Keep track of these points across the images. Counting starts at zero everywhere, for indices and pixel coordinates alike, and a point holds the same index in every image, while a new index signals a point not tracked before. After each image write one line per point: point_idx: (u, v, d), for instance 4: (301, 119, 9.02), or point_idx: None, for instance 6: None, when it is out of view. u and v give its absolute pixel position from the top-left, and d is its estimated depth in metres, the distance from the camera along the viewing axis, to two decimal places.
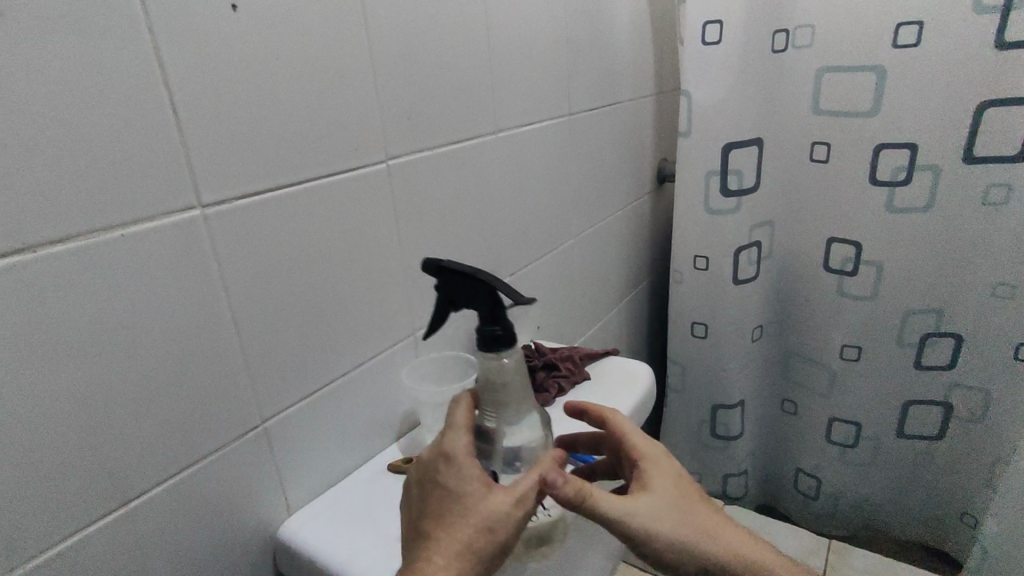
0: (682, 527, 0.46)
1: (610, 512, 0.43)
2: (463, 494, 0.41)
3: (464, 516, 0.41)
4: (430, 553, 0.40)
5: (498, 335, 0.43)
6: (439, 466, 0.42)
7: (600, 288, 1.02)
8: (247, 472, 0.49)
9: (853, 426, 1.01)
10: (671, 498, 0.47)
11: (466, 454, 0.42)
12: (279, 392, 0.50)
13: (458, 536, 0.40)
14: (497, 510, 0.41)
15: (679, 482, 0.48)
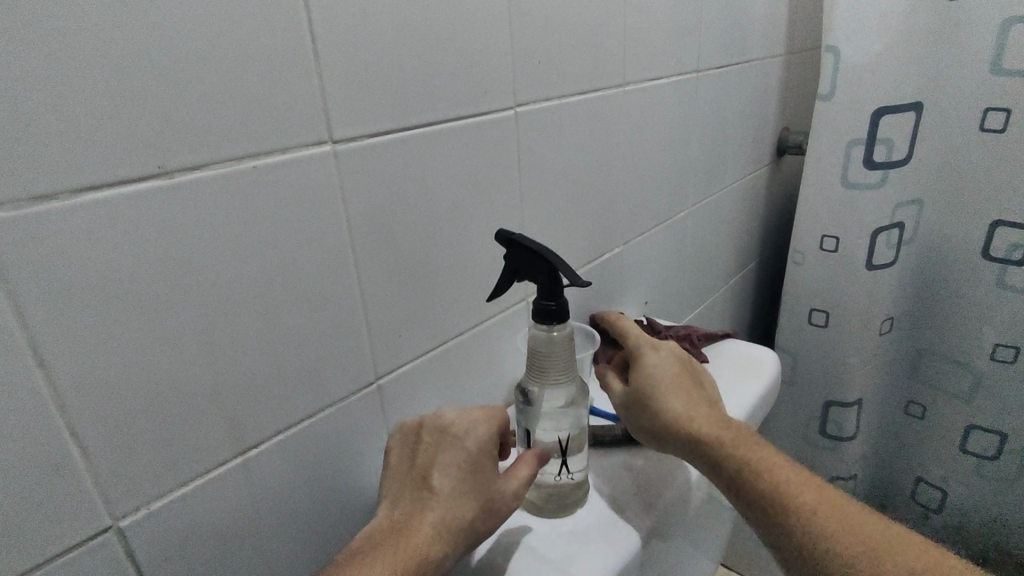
0: (674, 407, 0.50)
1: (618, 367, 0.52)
2: (469, 465, 0.42)
3: (467, 487, 0.41)
4: (423, 515, 0.39)
5: (552, 309, 0.41)
6: (461, 432, 0.43)
7: (710, 267, 0.94)
8: (358, 430, 0.47)
9: (996, 437, 0.89)
10: (677, 382, 0.52)
11: (488, 429, 0.44)
12: (396, 349, 0.47)
13: (461, 499, 0.40)
14: (501, 494, 0.41)
15: (692, 379, 0.53)
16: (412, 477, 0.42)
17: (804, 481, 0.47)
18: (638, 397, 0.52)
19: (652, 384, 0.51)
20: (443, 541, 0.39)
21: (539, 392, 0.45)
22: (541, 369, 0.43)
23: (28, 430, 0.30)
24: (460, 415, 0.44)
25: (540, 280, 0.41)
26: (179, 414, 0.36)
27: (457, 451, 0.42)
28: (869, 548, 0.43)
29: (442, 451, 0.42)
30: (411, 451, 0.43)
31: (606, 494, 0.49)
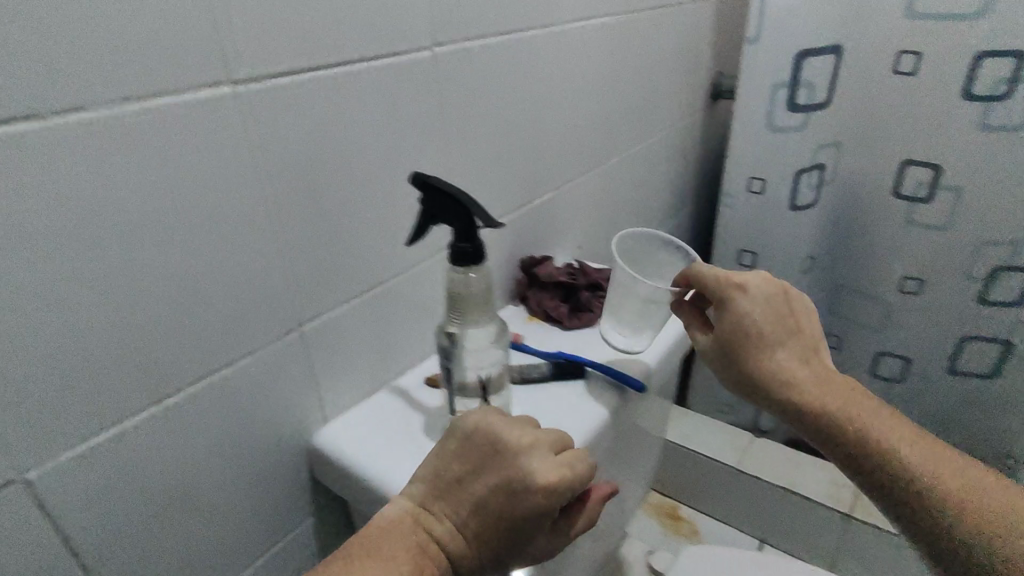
0: (769, 355, 0.53)
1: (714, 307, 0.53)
2: (510, 521, 0.39)
3: (494, 535, 0.40)
4: (443, 544, 0.40)
5: (467, 252, 0.42)
6: (524, 488, 0.39)
7: (644, 211, 0.96)
8: (284, 376, 0.47)
9: (901, 361, 0.97)
10: (771, 332, 0.53)
11: (548, 498, 0.39)
12: (316, 296, 0.48)
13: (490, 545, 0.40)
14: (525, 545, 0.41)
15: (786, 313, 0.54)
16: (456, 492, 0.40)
17: (885, 419, 0.52)
18: (728, 344, 0.53)
19: (745, 329, 0.52)
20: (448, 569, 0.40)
21: (460, 332, 0.46)
22: (463, 313, 0.45)
23: None
24: (531, 471, 0.39)
25: (455, 223, 0.42)
26: (83, 366, 0.35)
27: (504, 503, 0.39)
28: (941, 479, 0.49)
29: (493, 496, 0.39)
30: (467, 461, 0.41)
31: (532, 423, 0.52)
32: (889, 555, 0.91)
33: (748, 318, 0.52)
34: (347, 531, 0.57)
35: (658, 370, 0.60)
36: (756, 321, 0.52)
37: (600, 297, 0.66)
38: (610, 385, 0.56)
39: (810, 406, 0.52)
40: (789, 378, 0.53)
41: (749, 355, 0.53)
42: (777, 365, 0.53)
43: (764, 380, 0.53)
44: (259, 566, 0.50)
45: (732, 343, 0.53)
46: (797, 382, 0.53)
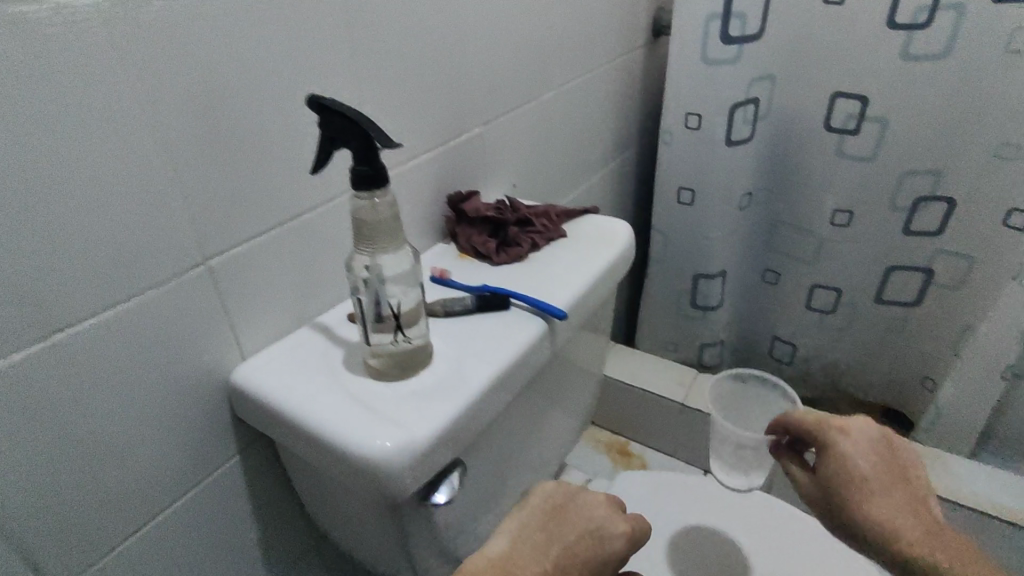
0: (860, 502, 0.53)
1: (850, 450, 0.54)
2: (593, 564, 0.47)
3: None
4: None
5: (368, 175, 0.41)
6: (608, 535, 0.48)
7: (583, 151, 0.95)
8: (189, 313, 0.46)
9: (834, 292, 1.01)
10: (877, 481, 0.54)
11: (629, 543, 0.49)
12: (219, 229, 0.46)
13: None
14: None
15: (885, 461, 0.55)
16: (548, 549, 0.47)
17: (962, 553, 0.52)
18: (840, 496, 0.54)
19: (857, 472, 0.54)
20: None
21: (373, 259, 0.45)
22: (367, 238, 0.44)
23: None
24: (610, 518, 0.49)
25: (353, 144, 0.41)
26: None
27: (589, 549, 0.47)
28: None
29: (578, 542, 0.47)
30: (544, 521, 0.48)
31: (451, 355, 0.51)
32: None
33: (849, 463, 0.54)
34: (275, 471, 0.57)
35: (584, 301, 0.60)
36: (855, 468, 0.54)
37: (527, 231, 0.67)
38: (533, 316, 0.56)
39: (897, 543, 0.52)
40: (887, 524, 0.52)
41: (860, 512, 0.53)
42: (873, 514, 0.53)
43: (873, 536, 0.52)
44: (180, 505, 0.50)
45: (831, 504, 0.55)
46: (897, 530, 0.52)
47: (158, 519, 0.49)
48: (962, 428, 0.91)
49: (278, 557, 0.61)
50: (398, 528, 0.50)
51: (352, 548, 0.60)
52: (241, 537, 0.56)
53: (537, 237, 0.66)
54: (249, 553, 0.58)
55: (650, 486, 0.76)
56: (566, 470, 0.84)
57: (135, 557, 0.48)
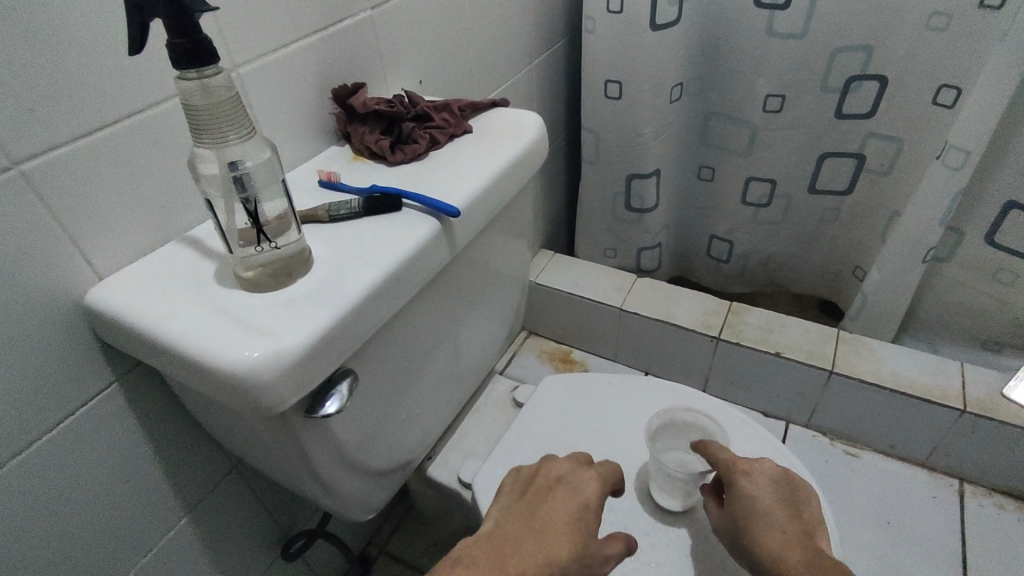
0: (757, 532, 0.51)
1: (750, 487, 0.54)
2: (568, 503, 0.49)
3: (570, 520, 0.48)
4: (525, 536, 0.46)
5: (194, 51, 0.36)
6: (581, 484, 0.51)
7: (502, 43, 0.87)
8: (7, 228, 0.40)
9: (768, 184, 0.98)
10: (777, 516, 0.52)
11: (603, 486, 0.52)
12: (31, 128, 0.39)
13: (566, 552, 0.45)
14: (585, 517, 0.49)
15: (790, 504, 0.54)
16: (526, 514, 0.49)
17: None
18: (740, 529, 0.53)
19: (755, 506, 0.53)
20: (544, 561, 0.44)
21: (221, 151, 0.40)
22: (208, 129, 0.39)
23: None
24: (572, 466, 0.53)
25: (163, 11, 0.34)
26: None
27: (564, 495, 0.50)
28: None
29: (555, 494, 0.50)
30: (520, 492, 0.51)
31: (332, 260, 0.47)
32: (758, 371, 0.94)
33: (750, 498, 0.53)
34: (165, 397, 0.54)
35: (487, 198, 0.56)
36: (756, 502, 0.53)
37: (425, 127, 0.61)
38: (425, 215, 0.52)
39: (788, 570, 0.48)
40: (781, 554, 0.50)
41: (754, 542, 0.51)
42: (764, 542, 0.51)
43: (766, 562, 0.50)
44: (50, 439, 0.47)
45: (735, 536, 0.53)
46: (788, 560, 0.49)
47: (26, 454, 0.45)
48: (886, 313, 0.93)
49: (190, 483, 0.59)
50: (291, 441, 0.48)
51: (264, 469, 0.58)
52: (138, 466, 0.54)
53: (436, 132, 0.61)
54: (151, 481, 0.56)
55: (576, 388, 0.75)
56: (497, 380, 0.83)
57: (3, 495, 0.45)
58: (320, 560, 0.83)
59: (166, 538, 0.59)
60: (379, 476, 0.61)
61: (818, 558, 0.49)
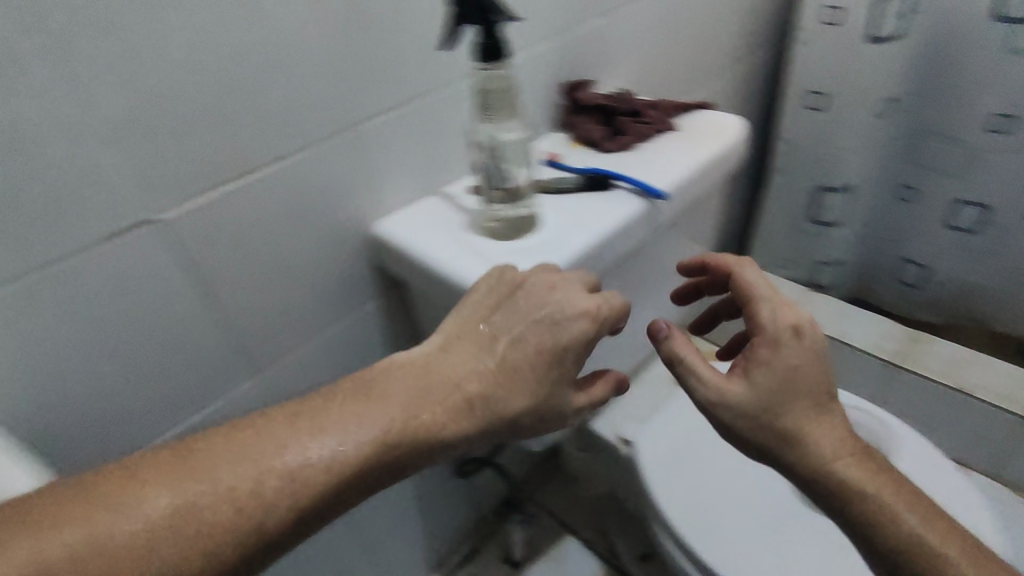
0: (790, 415, 0.46)
1: (791, 358, 0.46)
2: (522, 335, 0.46)
3: (525, 362, 0.45)
4: (456, 373, 0.44)
5: (493, 49, 0.47)
6: (561, 322, 0.46)
7: (711, 49, 0.92)
8: (342, 173, 0.54)
9: (978, 208, 0.92)
10: (812, 395, 0.46)
11: (595, 325, 0.47)
12: (370, 99, 0.53)
13: (513, 399, 0.45)
14: (542, 349, 0.45)
15: (829, 378, 0.47)
16: (485, 342, 0.46)
17: (891, 484, 0.46)
18: (767, 407, 0.46)
19: (790, 383, 0.46)
20: (459, 396, 0.44)
21: (496, 125, 0.51)
22: (493, 108, 0.50)
23: (92, 141, 0.40)
24: (536, 283, 0.47)
25: (483, 21, 0.46)
26: (186, 141, 0.44)
27: (516, 326, 0.46)
28: (934, 546, 0.43)
29: (529, 334, 0.46)
30: (491, 309, 0.47)
31: (558, 223, 0.57)
32: (939, 406, 0.89)
33: (787, 370, 0.46)
34: (404, 318, 0.68)
35: (687, 187, 0.63)
36: (795, 377, 0.46)
37: (636, 121, 0.69)
38: (635, 197, 0.60)
39: (816, 461, 0.46)
40: (812, 442, 0.46)
41: (781, 424, 0.46)
42: (795, 425, 0.46)
43: (790, 444, 0.46)
44: (333, 333, 0.62)
45: (767, 410, 0.46)
46: (820, 452, 0.46)
47: (318, 340, 0.61)
48: None
49: None
50: None
51: None
52: None
53: (646, 128, 0.68)
54: None
55: None
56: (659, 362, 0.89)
57: (301, 366, 0.61)
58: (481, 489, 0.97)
59: None
60: None
61: (845, 449, 0.46)
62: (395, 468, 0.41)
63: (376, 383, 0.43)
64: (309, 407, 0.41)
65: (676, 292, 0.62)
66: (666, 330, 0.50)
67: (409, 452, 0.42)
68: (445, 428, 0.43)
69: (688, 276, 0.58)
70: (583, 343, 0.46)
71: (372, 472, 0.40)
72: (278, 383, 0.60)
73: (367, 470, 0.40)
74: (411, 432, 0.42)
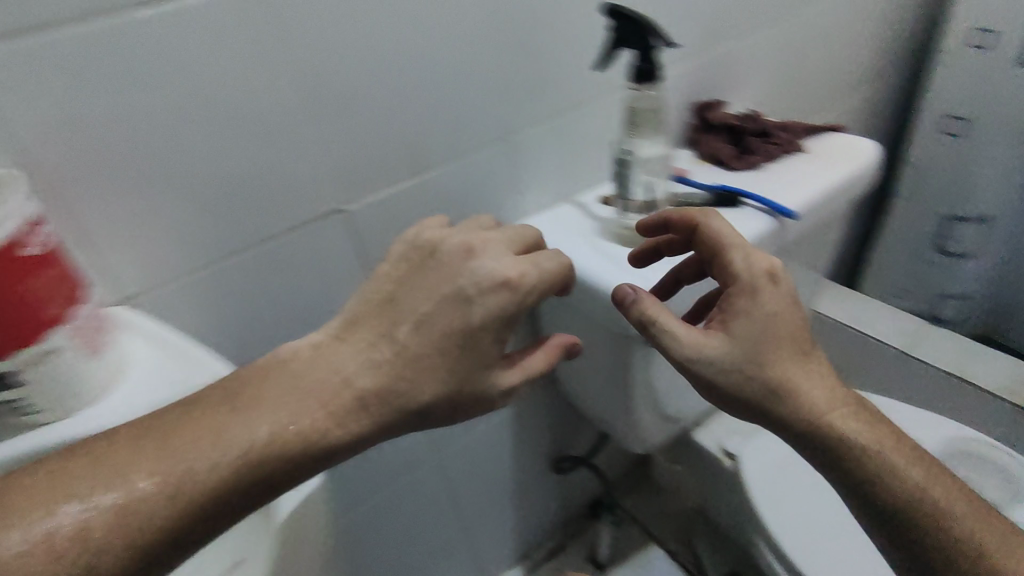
0: (773, 364, 0.46)
1: (767, 308, 0.46)
2: (434, 310, 0.40)
3: (440, 341, 0.40)
4: (355, 361, 0.40)
5: (645, 71, 0.51)
6: (480, 295, 0.40)
7: (842, 72, 0.91)
8: (492, 177, 0.59)
9: None
10: (791, 343, 0.46)
11: (552, 285, 0.42)
12: (526, 111, 0.58)
13: (430, 383, 0.40)
14: (459, 329, 0.40)
15: (805, 326, 0.47)
16: (387, 323, 0.40)
17: (869, 424, 0.48)
18: (751, 358, 0.46)
19: (769, 333, 0.46)
20: (365, 382, 0.39)
21: (641, 139, 0.55)
22: (638, 124, 0.54)
23: (311, 140, 0.48)
24: (467, 248, 0.42)
25: (641, 47, 0.50)
26: (378, 142, 0.51)
27: (431, 305, 0.40)
28: (914, 479, 0.47)
29: (440, 313, 0.40)
30: (398, 280, 0.42)
31: None
32: None
33: (765, 321, 0.46)
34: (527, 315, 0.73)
35: (816, 208, 0.64)
36: (773, 327, 0.46)
37: (765, 142, 0.71)
38: (763, 214, 0.62)
39: (805, 409, 0.46)
40: (799, 390, 0.46)
41: (765, 375, 0.46)
42: (779, 374, 0.46)
43: (778, 395, 0.46)
44: None
45: (751, 362, 0.46)
46: (808, 400, 0.47)
47: None
48: None
49: None
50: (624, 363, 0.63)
51: (578, 389, 0.75)
52: None
53: (774, 149, 0.70)
54: None
55: None
56: None
57: None
58: (573, 487, 1.01)
59: (494, 421, 0.79)
60: (662, 421, 0.73)
61: (823, 393, 0.47)
62: (290, 471, 0.37)
63: (261, 382, 0.38)
64: (174, 420, 0.35)
65: (636, 255, 0.56)
66: (635, 295, 0.47)
67: (308, 448, 0.37)
68: (334, 427, 0.38)
69: (648, 237, 0.55)
70: (501, 313, 0.40)
71: (264, 478, 0.36)
72: None
73: (259, 475, 0.36)
74: (288, 443, 0.37)
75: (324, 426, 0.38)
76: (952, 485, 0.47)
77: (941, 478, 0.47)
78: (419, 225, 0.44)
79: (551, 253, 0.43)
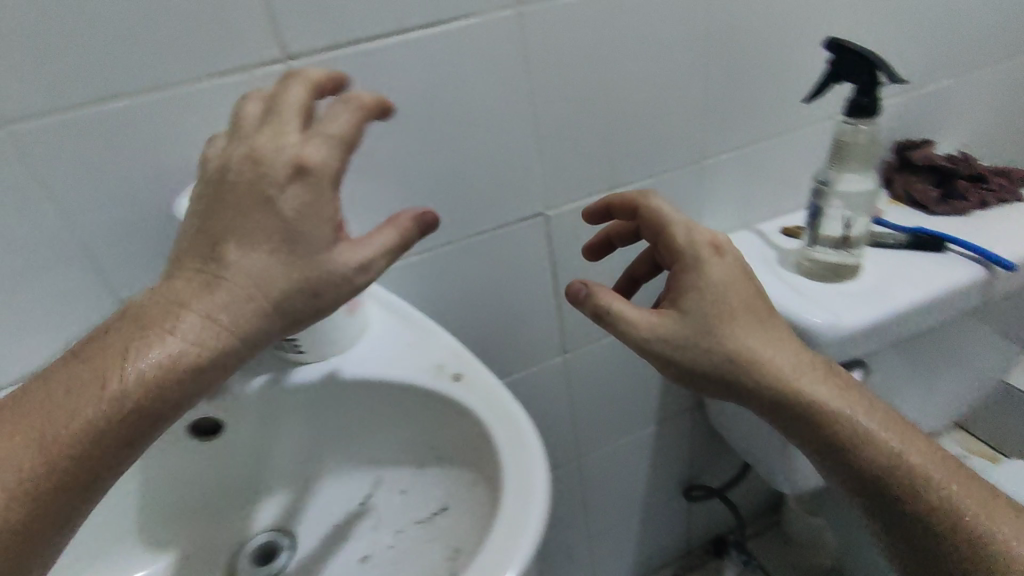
0: (733, 331, 0.40)
1: (714, 271, 0.41)
2: (255, 208, 0.31)
3: (268, 237, 0.31)
4: (213, 268, 0.31)
5: (864, 105, 0.50)
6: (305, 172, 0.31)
7: None
8: (681, 198, 0.61)
9: None
10: (744, 309, 0.41)
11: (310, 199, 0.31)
12: (723, 136, 0.59)
13: (287, 272, 0.31)
14: (294, 212, 0.31)
15: (760, 289, 0.42)
16: (208, 247, 0.31)
17: (851, 399, 0.41)
18: (707, 325, 0.40)
19: (723, 298, 0.40)
20: (218, 295, 0.31)
21: (844, 173, 0.54)
22: (845, 157, 0.53)
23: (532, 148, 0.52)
24: (274, 146, 0.31)
25: (863, 81, 0.50)
26: (588, 156, 0.55)
27: (267, 192, 0.31)
28: (910, 464, 0.40)
29: (258, 221, 0.31)
30: (212, 202, 0.32)
31: (881, 274, 0.58)
32: None
33: (719, 288, 0.40)
34: None
35: None
36: (725, 292, 0.40)
37: (977, 186, 0.66)
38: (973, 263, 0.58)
39: (776, 384, 0.40)
40: (769, 362, 0.40)
41: (725, 346, 0.40)
42: (737, 341, 0.40)
43: (742, 369, 0.40)
44: None
45: (707, 332, 0.40)
46: (782, 373, 0.40)
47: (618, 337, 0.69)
48: None
49: (668, 402, 0.79)
50: None
51: (732, 416, 0.74)
52: (653, 375, 0.76)
53: (988, 194, 0.65)
54: (652, 388, 0.77)
55: None
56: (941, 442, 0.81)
57: (599, 356, 0.70)
58: (701, 516, 0.98)
59: (638, 434, 0.80)
60: None
61: (792, 360, 0.41)
62: (150, 422, 0.30)
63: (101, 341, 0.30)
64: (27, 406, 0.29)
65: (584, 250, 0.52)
66: (588, 288, 0.42)
67: (160, 397, 0.30)
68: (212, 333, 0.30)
69: (597, 224, 0.50)
70: (313, 199, 0.31)
71: (126, 437, 0.29)
72: (578, 366, 0.69)
73: (97, 443, 0.29)
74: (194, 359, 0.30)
75: (188, 358, 0.30)
76: (955, 469, 0.40)
77: (946, 464, 0.40)
78: (203, 153, 0.34)
79: (341, 109, 0.32)
